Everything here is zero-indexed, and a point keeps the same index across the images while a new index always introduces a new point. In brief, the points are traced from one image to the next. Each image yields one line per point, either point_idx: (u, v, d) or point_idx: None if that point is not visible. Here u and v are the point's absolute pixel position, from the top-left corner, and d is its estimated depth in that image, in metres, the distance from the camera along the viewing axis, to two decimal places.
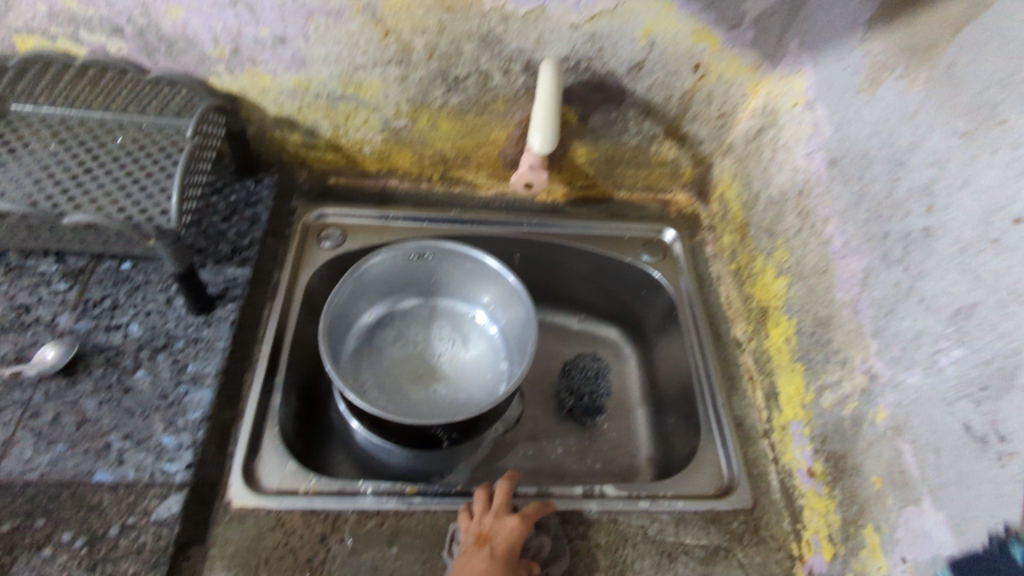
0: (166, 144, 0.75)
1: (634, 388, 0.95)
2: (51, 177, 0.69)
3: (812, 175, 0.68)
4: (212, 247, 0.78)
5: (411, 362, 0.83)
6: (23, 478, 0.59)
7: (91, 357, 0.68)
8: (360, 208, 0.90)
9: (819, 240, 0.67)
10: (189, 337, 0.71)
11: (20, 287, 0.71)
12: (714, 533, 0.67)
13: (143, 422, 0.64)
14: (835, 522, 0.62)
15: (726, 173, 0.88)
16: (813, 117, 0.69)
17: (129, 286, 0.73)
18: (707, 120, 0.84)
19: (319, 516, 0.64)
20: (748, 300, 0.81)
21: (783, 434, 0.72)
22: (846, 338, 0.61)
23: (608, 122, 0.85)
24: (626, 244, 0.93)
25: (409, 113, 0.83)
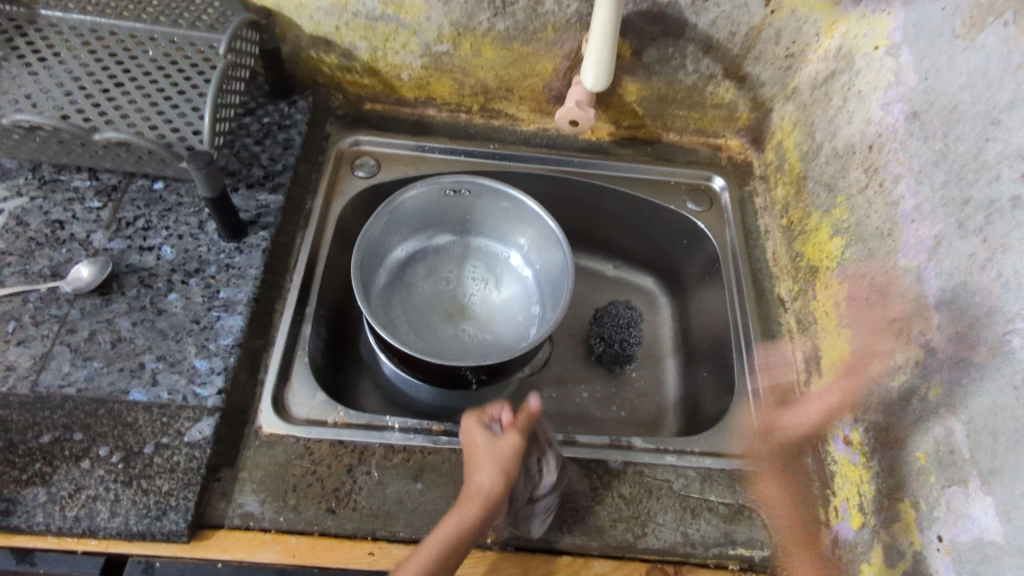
0: (199, 60, 0.72)
1: (666, 338, 0.93)
2: (82, 90, 0.67)
3: (886, 128, 0.63)
4: (245, 171, 0.76)
5: (441, 300, 0.82)
6: (61, 392, 0.60)
7: (125, 277, 0.67)
8: (396, 137, 0.87)
9: (885, 201, 0.62)
10: (222, 263, 0.70)
11: (55, 202, 0.71)
12: (739, 492, 0.66)
13: (176, 345, 0.64)
14: (869, 492, 0.61)
15: (787, 120, 0.82)
16: (895, 64, 0.63)
17: (162, 207, 0.72)
18: (773, 60, 0.78)
19: (347, 448, 0.64)
20: (797, 257, 0.77)
21: (822, 399, 0.69)
22: (905, 307, 0.58)
23: (664, 57, 0.79)
24: (671, 190, 0.89)
25: (451, 38, 0.78)
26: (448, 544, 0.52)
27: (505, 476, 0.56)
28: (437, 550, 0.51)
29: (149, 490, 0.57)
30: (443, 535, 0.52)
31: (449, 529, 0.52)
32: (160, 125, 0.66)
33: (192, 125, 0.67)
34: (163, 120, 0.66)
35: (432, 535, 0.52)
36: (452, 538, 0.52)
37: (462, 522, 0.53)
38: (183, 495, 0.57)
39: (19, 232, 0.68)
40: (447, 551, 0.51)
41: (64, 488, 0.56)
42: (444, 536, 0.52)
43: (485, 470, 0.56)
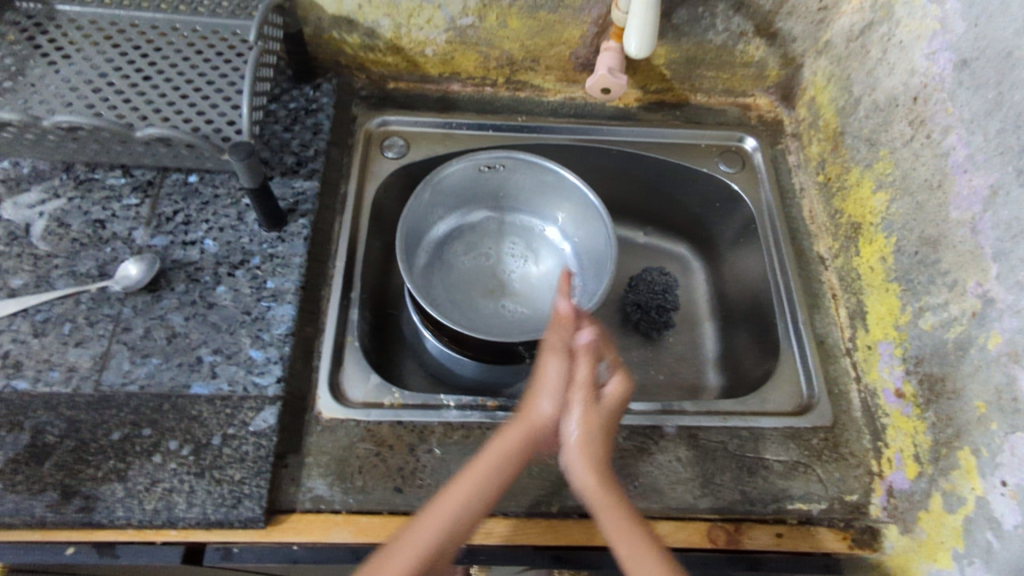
0: (224, 48, 0.70)
1: (702, 301, 0.93)
2: (111, 85, 0.66)
3: (931, 79, 0.63)
4: (277, 158, 0.76)
5: (481, 276, 0.82)
6: (124, 390, 0.61)
7: (172, 273, 0.67)
8: (423, 115, 0.86)
9: (932, 153, 0.62)
10: (266, 253, 0.70)
11: (93, 201, 0.70)
12: (793, 449, 0.67)
13: (231, 337, 0.65)
14: (924, 442, 0.61)
15: (820, 75, 0.81)
16: (940, 11, 0.62)
17: (200, 201, 0.72)
18: (806, 14, 0.77)
19: (406, 428, 0.65)
20: (837, 214, 0.77)
21: (869, 353, 0.70)
22: (959, 259, 0.58)
23: (694, 18, 0.78)
24: (703, 153, 0.88)
25: (476, 10, 0.76)
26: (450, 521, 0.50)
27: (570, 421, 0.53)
28: (481, 480, 0.52)
29: (222, 479, 0.58)
30: (490, 463, 0.53)
31: (496, 456, 0.53)
32: (193, 117, 0.65)
33: (226, 115, 0.66)
34: (196, 112, 0.66)
35: (453, 488, 0.52)
36: (496, 466, 0.53)
37: (512, 450, 0.53)
38: (255, 482, 0.58)
39: (63, 234, 0.68)
40: (489, 482, 0.52)
41: (140, 482, 0.57)
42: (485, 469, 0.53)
43: (548, 400, 0.54)
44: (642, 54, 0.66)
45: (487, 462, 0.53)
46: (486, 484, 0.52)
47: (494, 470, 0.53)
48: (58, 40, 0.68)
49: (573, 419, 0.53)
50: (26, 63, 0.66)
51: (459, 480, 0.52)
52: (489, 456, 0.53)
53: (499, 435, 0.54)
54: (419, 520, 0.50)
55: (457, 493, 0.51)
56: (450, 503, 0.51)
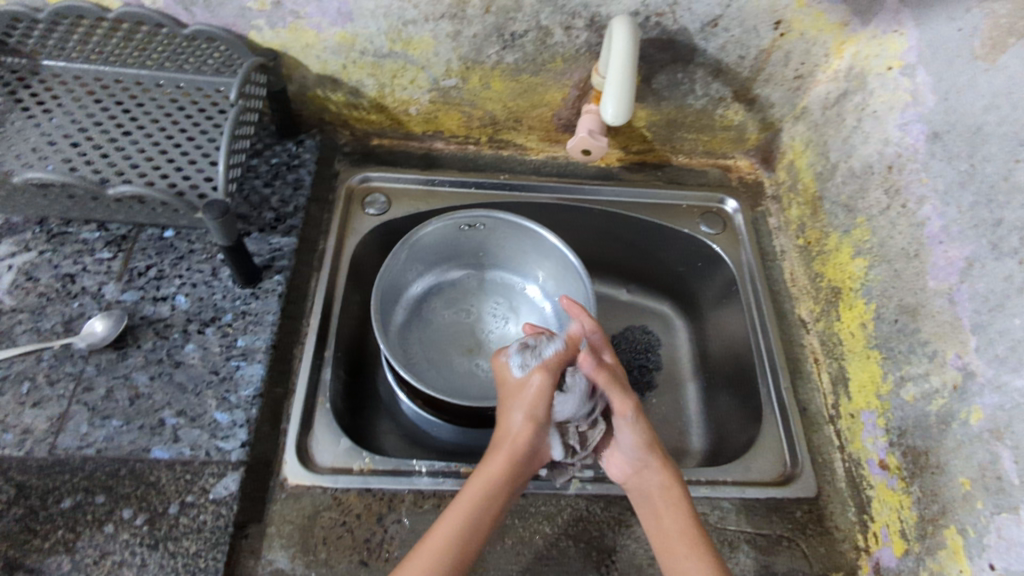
0: (207, 105, 0.71)
1: (685, 361, 0.92)
2: (89, 140, 0.66)
3: (905, 149, 0.63)
4: (255, 214, 0.75)
5: (460, 334, 0.81)
6: (80, 454, 0.58)
7: (140, 329, 0.66)
8: (406, 172, 0.86)
9: (909, 223, 0.62)
10: (238, 310, 0.68)
11: (64, 255, 0.69)
12: (776, 523, 0.65)
13: (196, 399, 0.63)
14: (910, 519, 0.59)
15: (798, 140, 0.82)
16: (911, 84, 0.63)
17: (174, 255, 0.71)
18: (783, 81, 0.78)
19: (375, 495, 0.63)
20: (817, 277, 0.77)
21: (852, 422, 0.68)
22: (937, 330, 0.57)
23: (674, 83, 0.79)
24: (683, 213, 0.89)
25: (459, 72, 0.77)
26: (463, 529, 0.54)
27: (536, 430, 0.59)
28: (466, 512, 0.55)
29: (177, 552, 0.55)
30: (474, 492, 0.56)
31: (478, 489, 0.56)
32: (170, 172, 0.65)
33: (204, 172, 0.66)
34: (174, 168, 0.65)
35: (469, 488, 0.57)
36: (486, 492, 0.56)
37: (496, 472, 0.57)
38: (212, 555, 0.56)
39: (30, 288, 0.67)
40: (479, 518, 0.55)
41: (89, 555, 0.54)
42: (482, 482, 0.57)
43: (517, 414, 0.59)
44: (619, 121, 0.66)
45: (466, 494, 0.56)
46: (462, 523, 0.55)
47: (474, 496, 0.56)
48: (40, 94, 0.69)
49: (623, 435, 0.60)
50: (6, 118, 0.66)
51: (444, 516, 0.55)
52: (472, 491, 0.56)
53: (483, 465, 0.58)
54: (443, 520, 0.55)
55: (447, 527, 0.54)
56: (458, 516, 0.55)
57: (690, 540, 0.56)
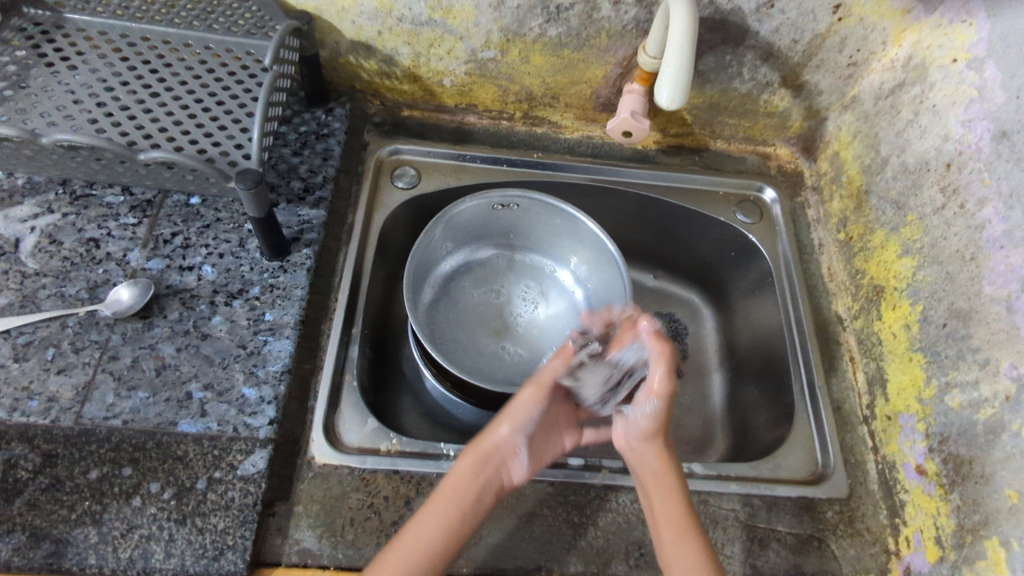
0: (237, 68, 0.68)
1: (710, 351, 0.90)
2: (116, 100, 0.63)
3: (966, 146, 0.61)
4: (284, 184, 0.73)
5: (487, 315, 0.79)
6: (106, 425, 0.57)
7: (166, 299, 0.64)
8: (437, 145, 0.84)
9: (965, 224, 0.60)
10: (266, 283, 0.67)
11: (88, 218, 0.67)
12: (807, 522, 0.64)
13: (223, 372, 0.61)
14: (947, 526, 0.58)
15: (844, 130, 0.79)
16: (979, 79, 0.61)
17: (200, 224, 0.69)
18: (835, 68, 0.75)
19: (403, 478, 0.62)
20: (858, 274, 0.75)
21: (888, 424, 0.67)
22: (991, 338, 0.56)
23: (721, 65, 0.76)
24: (719, 201, 0.86)
25: (499, 44, 0.74)
26: (431, 526, 0.55)
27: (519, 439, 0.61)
28: (434, 514, 0.56)
29: (205, 528, 0.54)
30: (447, 487, 0.57)
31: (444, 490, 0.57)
32: (200, 138, 0.63)
33: (234, 139, 0.63)
34: (204, 134, 0.63)
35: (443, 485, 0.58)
36: (458, 489, 0.57)
37: (467, 471, 0.58)
38: (240, 533, 0.55)
39: (53, 251, 0.65)
40: (449, 514, 0.56)
41: (116, 528, 0.54)
42: (451, 479, 0.58)
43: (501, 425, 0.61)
44: (675, 104, 0.64)
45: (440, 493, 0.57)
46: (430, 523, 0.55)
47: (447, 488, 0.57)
48: (64, 49, 0.66)
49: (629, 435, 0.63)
50: (28, 72, 0.63)
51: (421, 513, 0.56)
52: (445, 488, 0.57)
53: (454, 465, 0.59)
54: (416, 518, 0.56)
55: (421, 523, 0.55)
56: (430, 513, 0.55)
57: (679, 524, 0.56)
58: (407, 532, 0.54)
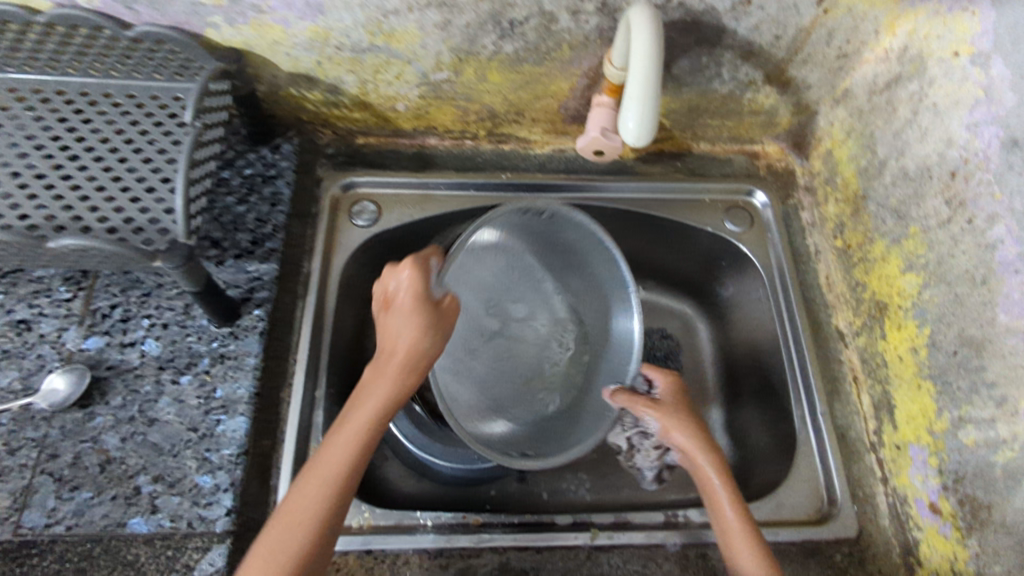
0: (163, 116, 0.62)
1: (708, 367, 0.85)
2: (31, 168, 0.57)
3: (973, 154, 0.55)
4: (230, 237, 0.67)
5: (472, 315, 0.70)
6: (49, 533, 0.53)
7: (107, 383, 0.59)
8: (396, 175, 0.77)
9: (974, 242, 0.54)
10: (216, 354, 0.62)
11: (18, 297, 0.62)
12: (814, 568, 0.60)
13: (174, 461, 0.57)
14: (965, 573, 0.54)
15: (837, 127, 0.73)
16: (984, 76, 0.54)
17: (140, 292, 0.63)
18: (823, 61, 0.68)
19: (377, 558, 0.58)
20: (857, 287, 0.69)
21: (897, 454, 0.62)
22: (1008, 372, 0.51)
23: (697, 68, 0.69)
24: (705, 209, 0.80)
25: (451, 64, 0.67)
26: (324, 495, 0.51)
27: (418, 358, 0.56)
28: (328, 481, 0.51)
29: None
30: (349, 437, 0.53)
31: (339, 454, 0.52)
32: (125, 205, 0.57)
33: (163, 202, 0.57)
34: (131, 199, 0.57)
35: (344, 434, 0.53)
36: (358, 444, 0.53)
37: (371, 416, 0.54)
38: None
39: None
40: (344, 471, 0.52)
41: None
42: (353, 429, 0.53)
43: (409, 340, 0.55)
44: (641, 136, 0.56)
45: (321, 463, 0.52)
46: (322, 505, 0.50)
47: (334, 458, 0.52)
48: None
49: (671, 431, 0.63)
50: None
51: (312, 474, 0.51)
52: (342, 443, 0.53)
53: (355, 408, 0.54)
54: (309, 476, 0.51)
55: (312, 488, 0.51)
56: (323, 472, 0.51)
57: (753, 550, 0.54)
58: (297, 498, 0.50)
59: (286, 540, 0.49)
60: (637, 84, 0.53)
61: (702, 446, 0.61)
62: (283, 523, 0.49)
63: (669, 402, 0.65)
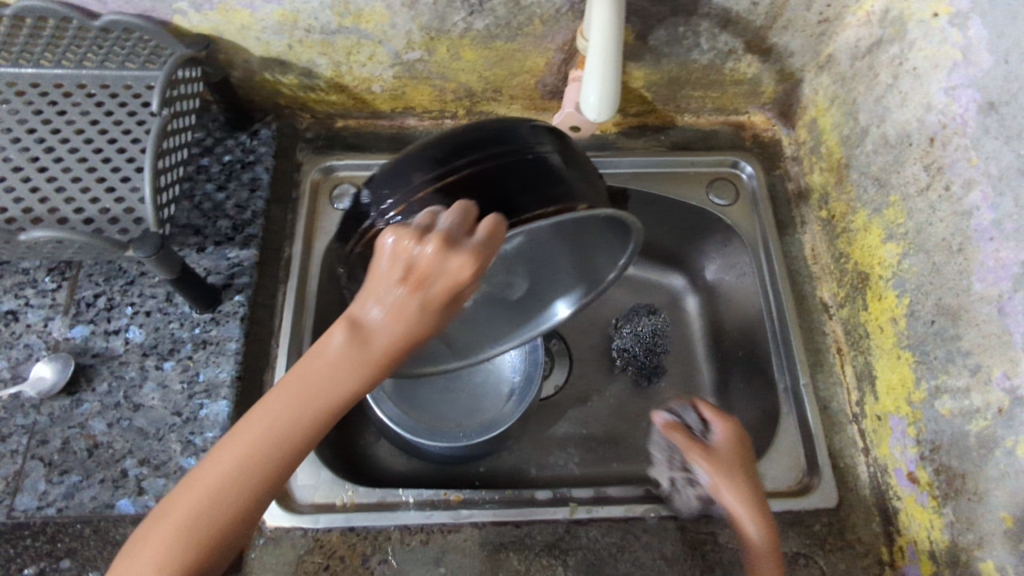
0: (137, 105, 0.62)
1: (698, 341, 0.85)
2: (9, 162, 0.58)
3: (951, 118, 0.53)
4: (210, 224, 0.68)
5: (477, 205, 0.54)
6: (41, 515, 0.55)
7: (93, 370, 0.61)
8: (376, 157, 0.77)
9: (951, 210, 0.53)
10: (198, 340, 0.63)
11: (5, 288, 0.63)
12: (794, 538, 0.59)
13: (159, 444, 0.58)
14: (940, 541, 0.54)
15: (821, 95, 0.71)
16: (962, 37, 0.52)
17: (123, 280, 0.65)
18: (804, 27, 0.66)
19: (360, 535, 0.59)
20: (841, 258, 0.68)
21: (879, 425, 0.62)
22: (982, 342, 0.50)
23: (674, 38, 0.68)
24: (690, 182, 0.79)
25: (422, 43, 0.66)
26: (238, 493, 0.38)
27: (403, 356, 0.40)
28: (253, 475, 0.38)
29: None
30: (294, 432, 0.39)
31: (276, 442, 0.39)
32: (101, 196, 0.57)
33: (137, 191, 0.58)
34: (105, 189, 0.57)
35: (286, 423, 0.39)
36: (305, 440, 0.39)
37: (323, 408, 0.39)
38: None
39: None
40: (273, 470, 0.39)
41: None
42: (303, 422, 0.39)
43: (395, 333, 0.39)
44: (600, 112, 0.58)
45: (254, 433, 0.39)
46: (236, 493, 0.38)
47: (271, 435, 0.39)
48: None
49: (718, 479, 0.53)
50: None
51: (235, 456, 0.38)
52: (283, 430, 0.39)
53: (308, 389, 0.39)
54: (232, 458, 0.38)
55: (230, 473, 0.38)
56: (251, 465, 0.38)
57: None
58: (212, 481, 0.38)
59: (191, 530, 0.37)
60: (600, 59, 0.55)
61: (749, 499, 0.52)
62: (189, 499, 0.38)
63: (728, 457, 0.54)
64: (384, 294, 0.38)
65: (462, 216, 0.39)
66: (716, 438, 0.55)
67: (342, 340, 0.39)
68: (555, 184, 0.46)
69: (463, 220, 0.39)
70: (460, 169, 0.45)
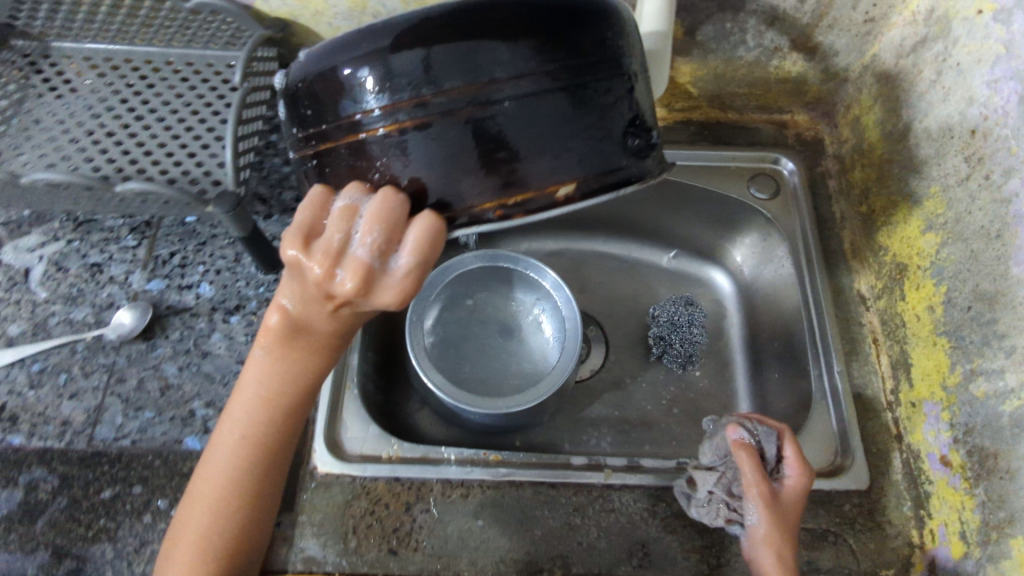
0: (218, 82, 0.68)
1: (734, 333, 0.87)
2: (103, 127, 0.64)
3: (992, 111, 0.55)
4: (277, 194, 0.73)
5: None
6: (116, 445, 0.60)
7: (167, 320, 0.66)
8: None
9: (990, 197, 0.55)
10: (262, 297, 0.67)
11: (91, 243, 0.69)
12: (823, 516, 0.60)
13: (224, 389, 0.63)
14: (972, 521, 0.55)
15: (865, 93, 0.73)
16: (1005, 32, 0.54)
17: (197, 240, 0.70)
18: (850, 26, 0.69)
19: (404, 486, 0.62)
20: (880, 251, 0.70)
21: (913, 412, 0.63)
22: (1017, 324, 0.51)
23: (722, 34, 0.71)
24: (732, 175, 0.81)
25: None
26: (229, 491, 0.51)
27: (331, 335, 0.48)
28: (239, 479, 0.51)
29: None
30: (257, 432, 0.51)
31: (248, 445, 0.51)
32: (183, 160, 0.63)
33: (217, 157, 0.63)
34: (188, 155, 0.63)
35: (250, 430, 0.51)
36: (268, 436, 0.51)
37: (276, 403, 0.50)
38: None
39: (60, 278, 0.67)
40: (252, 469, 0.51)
41: (131, 543, 0.56)
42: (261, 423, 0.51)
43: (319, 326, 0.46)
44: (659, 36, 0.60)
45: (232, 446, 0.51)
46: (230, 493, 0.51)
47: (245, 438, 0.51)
48: (53, 78, 0.67)
49: (767, 524, 0.54)
50: (20, 106, 0.65)
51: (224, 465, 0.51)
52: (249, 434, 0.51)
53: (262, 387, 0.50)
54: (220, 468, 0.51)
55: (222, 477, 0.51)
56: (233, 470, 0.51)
57: None
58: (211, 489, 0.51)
59: (206, 530, 0.50)
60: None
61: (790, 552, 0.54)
62: (199, 506, 0.50)
63: (788, 505, 0.56)
64: (313, 314, 0.45)
65: (381, 233, 0.38)
66: (784, 486, 0.57)
67: (278, 333, 0.47)
68: (543, 163, 0.39)
69: (389, 241, 0.39)
70: (454, 95, 0.36)
